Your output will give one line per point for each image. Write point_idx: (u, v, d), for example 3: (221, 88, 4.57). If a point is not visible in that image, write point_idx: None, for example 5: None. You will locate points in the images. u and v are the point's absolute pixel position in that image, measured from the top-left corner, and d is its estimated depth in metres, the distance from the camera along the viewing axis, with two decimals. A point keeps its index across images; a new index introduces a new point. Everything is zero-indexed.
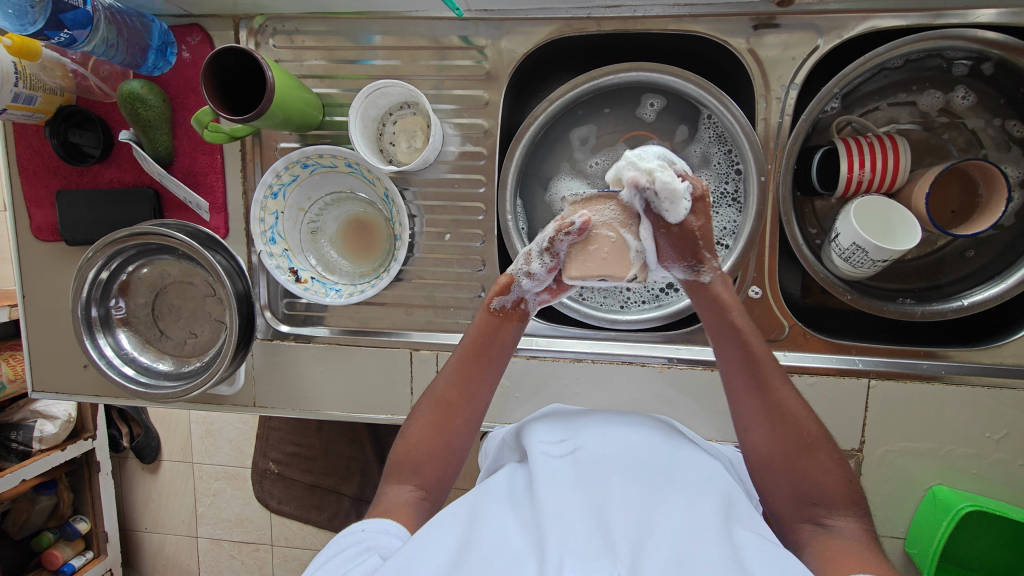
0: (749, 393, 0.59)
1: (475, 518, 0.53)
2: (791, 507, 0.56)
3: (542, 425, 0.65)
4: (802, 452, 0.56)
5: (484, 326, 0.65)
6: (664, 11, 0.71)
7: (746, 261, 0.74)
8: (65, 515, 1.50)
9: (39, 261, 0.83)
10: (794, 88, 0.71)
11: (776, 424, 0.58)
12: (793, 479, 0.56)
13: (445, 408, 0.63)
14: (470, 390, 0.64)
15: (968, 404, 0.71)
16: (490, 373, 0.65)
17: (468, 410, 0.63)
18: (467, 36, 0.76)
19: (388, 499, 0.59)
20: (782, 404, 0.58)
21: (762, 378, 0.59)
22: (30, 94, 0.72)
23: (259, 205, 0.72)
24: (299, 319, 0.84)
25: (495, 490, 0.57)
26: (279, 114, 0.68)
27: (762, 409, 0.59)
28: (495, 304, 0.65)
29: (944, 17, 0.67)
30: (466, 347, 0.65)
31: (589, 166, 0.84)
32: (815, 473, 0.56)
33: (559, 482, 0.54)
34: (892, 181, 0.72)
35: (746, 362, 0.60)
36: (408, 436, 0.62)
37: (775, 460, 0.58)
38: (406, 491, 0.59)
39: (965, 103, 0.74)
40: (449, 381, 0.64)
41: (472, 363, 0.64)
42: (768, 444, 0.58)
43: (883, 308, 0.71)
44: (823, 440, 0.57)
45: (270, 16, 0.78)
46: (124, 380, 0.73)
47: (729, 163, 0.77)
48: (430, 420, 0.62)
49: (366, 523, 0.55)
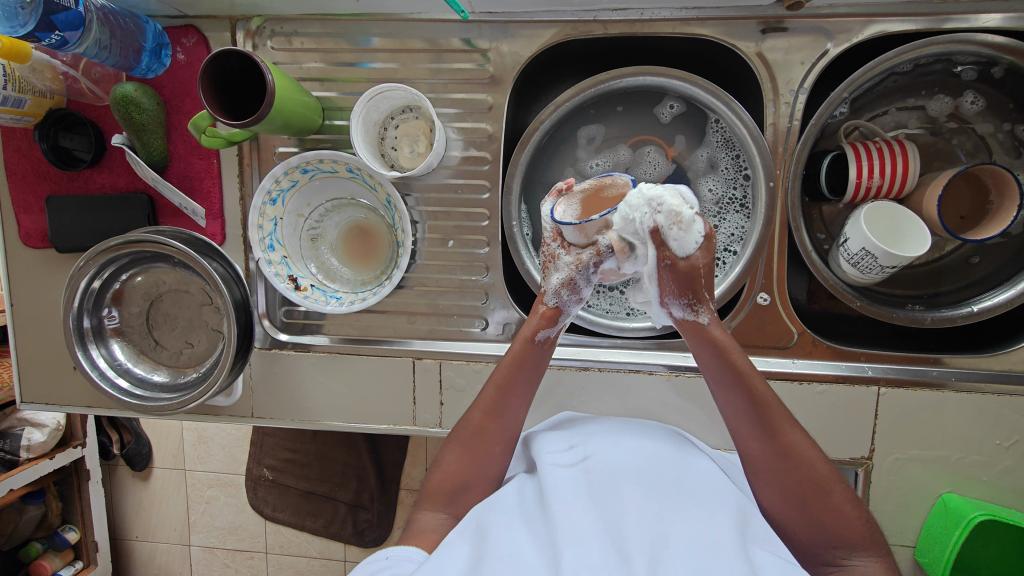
0: (754, 439, 0.56)
1: (485, 532, 0.51)
2: (807, 526, 0.55)
3: (550, 434, 0.64)
4: (820, 496, 0.54)
5: (522, 352, 0.62)
6: (671, 14, 0.70)
7: (755, 267, 0.73)
8: (53, 525, 1.47)
9: (28, 269, 0.81)
10: (803, 93, 0.70)
11: (786, 471, 0.55)
12: (810, 524, 0.54)
13: (479, 440, 0.61)
14: (501, 420, 0.61)
15: (978, 412, 0.71)
16: (521, 399, 0.62)
17: (497, 440, 0.61)
18: (470, 38, 0.74)
19: (418, 525, 0.58)
20: (791, 447, 0.55)
21: (766, 423, 0.55)
22: (19, 97, 0.69)
23: (257, 211, 0.70)
24: (298, 328, 0.82)
25: (504, 500, 0.56)
26: (278, 119, 0.66)
27: (770, 455, 0.55)
28: (539, 334, 0.62)
29: (952, 22, 0.67)
30: (500, 375, 0.62)
31: (588, 168, 0.83)
32: (835, 515, 0.54)
33: (570, 496, 0.53)
34: (901, 187, 0.71)
35: (750, 407, 0.56)
36: (447, 464, 0.61)
37: (792, 507, 0.55)
38: (439, 515, 0.58)
39: (973, 108, 0.73)
40: (481, 408, 0.62)
41: (505, 390, 0.62)
42: (781, 492, 0.55)
43: (893, 315, 0.70)
44: (837, 481, 0.55)
45: (268, 17, 0.76)
46: (118, 393, 0.71)
47: (737, 168, 0.77)
48: (462, 453, 0.61)
49: (389, 549, 0.53)
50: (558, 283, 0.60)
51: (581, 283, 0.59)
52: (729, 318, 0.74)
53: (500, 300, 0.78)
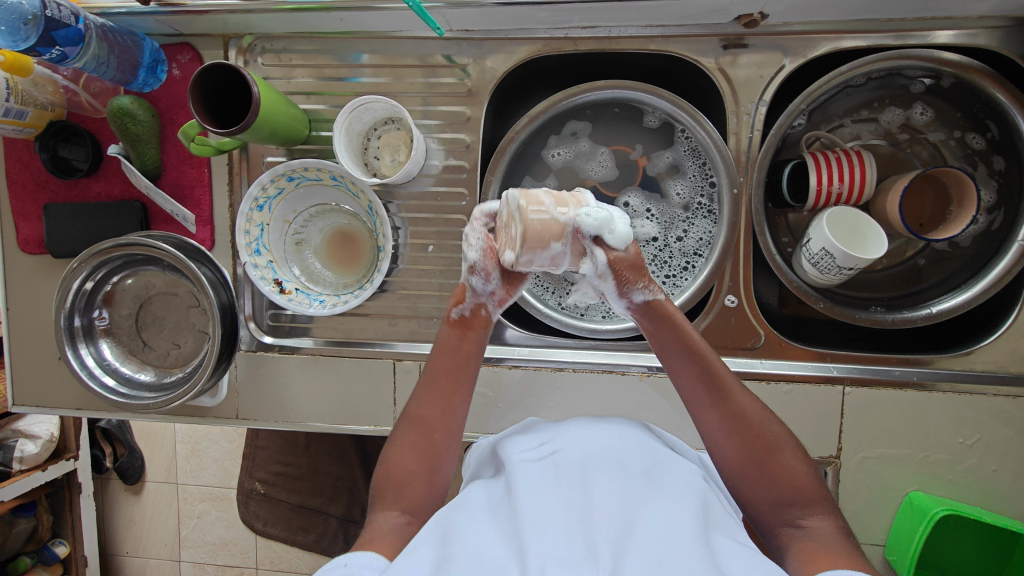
0: (709, 408, 0.57)
1: (450, 533, 0.51)
2: (771, 512, 0.55)
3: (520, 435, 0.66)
4: (767, 456, 0.56)
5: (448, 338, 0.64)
6: (637, 32, 0.74)
7: (722, 271, 0.76)
8: (43, 539, 1.47)
9: (24, 275, 0.84)
10: (763, 105, 0.74)
11: (742, 434, 0.56)
12: (763, 483, 0.55)
13: (423, 429, 0.62)
14: (444, 412, 0.63)
15: (941, 410, 0.73)
16: (460, 400, 0.63)
17: (442, 432, 0.62)
18: (450, 55, 0.78)
19: (375, 527, 0.58)
20: (740, 413, 0.57)
21: (716, 388, 0.57)
22: (21, 109, 0.73)
23: (244, 217, 0.73)
24: (284, 331, 0.84)
25: (472, 500, 0.56)
26: (264, 128, 0.69)
27: (725, 424, 0.57)
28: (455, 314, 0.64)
29: (902, 38, 0.70)
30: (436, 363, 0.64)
31: (549, 156, 0.86)
32: (786, 470, 0.55)
33: (535, 488, 0.54)
34: (860, 194, 0.74)
35: (696, 374, 0.57)
36: (389, 459, 0.62)
37: (749, 470, 0.56)
38: (389, 509, 0.59)
39: (924, 119, 0.77)
40: (423, 398, 0.63)
41: (443, 375, 0.63)
42: (736, 459, 0.56)
43: (855, 316, 0.72)
44: (787, 440, 0.57)
45: (259, 35, 0.80)
46: (105, 391, 0.73)
47: (703, 175, 0.80)
48: (409, 442, 0.62)
49: (349, 556, 0.53)
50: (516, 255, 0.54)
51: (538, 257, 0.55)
52: (698, 320, 0.77)
53: None
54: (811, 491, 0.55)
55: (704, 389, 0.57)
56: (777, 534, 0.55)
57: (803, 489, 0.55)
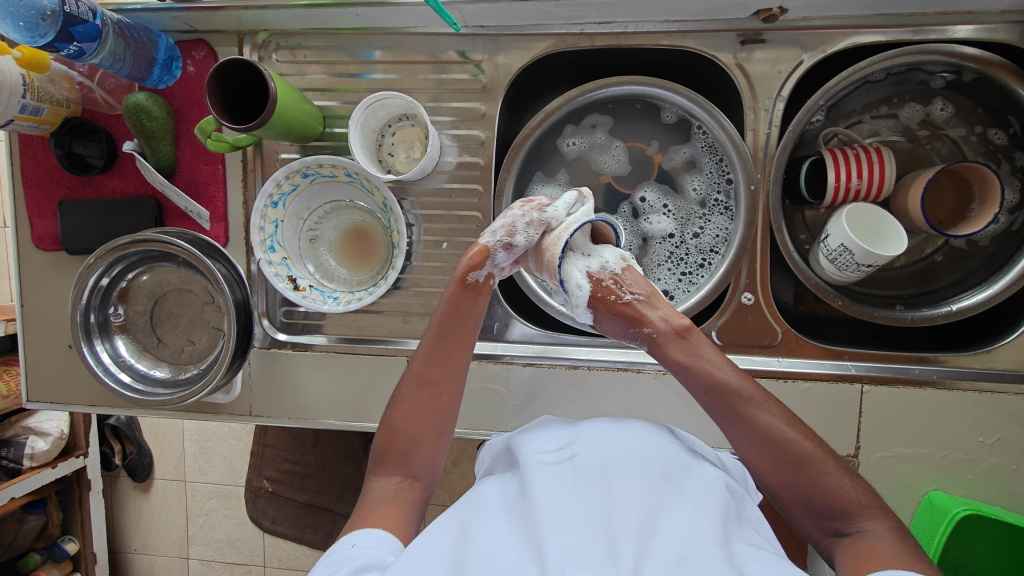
0: (737, 428, 0.57)
1: (467, 531, 0.51)
2: (816, 524, 0.55)
3: (535, 436, 0.64)
4: (805, 467, 0.55)
5: (458, 298, 0.64)
6: (654, 27, 0.74)
7: (738, 269, 0.75)
8: (53, 536, 1.48)
9: (39, 271, 0.84)
10: (781, 100, 0.73)
11: (774, 449, 0.55)
12: (805, 496, 0.55)
13: (430, 390, 0.63)
14: (446, 369, 0.63)
15: (960, 409, 0.72)
16: (462, 347, 0.64)
17: (446, 390, 0.63)
18: (464, 51, 0.78)
19: (374, 495, 0.59)
20: (767, 429, 0.56)
21: (740, 409, 0.56)
22: (38, 105, 0.74)
23: (259, 213, 0.73)
24: (297, 328, 0.85)
25: (488, 499, 0.56)
26: (280, 124, 0.69)
27: (755, 444, 0.56)
28: (469, 277, 0.64)
29: (923, 33, 0.70)
30: (439, 323, 0.64)
31: (563, 146, 0.85)
32: (822, 479, 0.54)
33: (554, 491, 0.53)
34: (879, 191, 0.74)
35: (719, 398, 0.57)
36: (393, 423, 0.62)
37: (786, 483, 0.55)
38: (395, 481, 0.60)
39: (944, 115, 0.76)
40: (423, 360, 0.63)
41: (443, 338, 0.63)
42: (771, 474, 0.56)
43: (874, 314, 0.72)
44: (823, 450, 0.55)
45: (273, 32, 0.80)
46: (120, 387, 0.73)
47: (720, 171, 0.80)
48: (416, 403, 0.62)
49: (356, 536, 0.53)
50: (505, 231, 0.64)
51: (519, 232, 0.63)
52: (714, 317, 0.76)
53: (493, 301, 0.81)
54: (857, 497, 0.53)
55: (725, 410, 0.57)
56: (828, 542, 0.55)
57: (847, 497, 0.53)
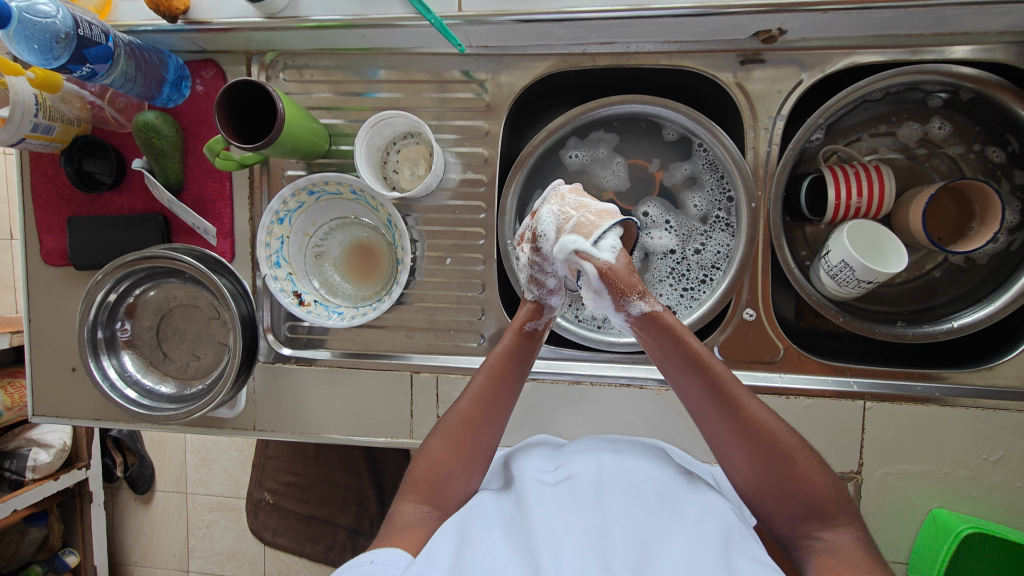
0: (719, 421, 0.56)
1: (465, 540, 0.51)
2: (790, 525, 0.55)
3: (532, 456, 0.66)
4: (783, 466, 0.54)
5: (513, 343, 0.66)
6: (655, 48, 0.75)
7: (740, 285, 0.76)
8: (54, 548, 1.47)
9: (47, 287, 0.85)
10: (780, 119, 0.74)
11: (752, 446, 0.55)
12: (779, 494, 0.54)
13: (471, 432, 0.63)
14: (489, 413, 0.64)
15: (962, 425, 0.72)
16: (508, 396, 0.65)
17: (486, 433, 0.63)
18: (468, 70, 0.79)
19: (399, 520, 0.58)
20: (752, 423, 0.55)
21: (727, 401, 0.55)
22: (49, 124, 0.75)
23: (266, 230, 0.74)
24: (301, 343, 0.85)
25: (485, 512, 0.56)
26: (287, 142, 0.70)
27: (731, 431, 0.55)
28: (526, 326, 0.66)
29: (920, 54, 0.71)
30: (491, 365, 0.66)
31: (566, 157, 0.86)
32: (796, 475, 0.54)
33: (547, 510, 0.54)
34: (879, 208, 0.74)
35: (707, 389, 0.55)
36: (429, 458, 0.62)
37: (761, 483, 0.55)
38: (418, 508, 0.59)
39: (942, 133, 0.77)
40: (471, 400, 0.64)
41: (494, 382, 0.65)
42: (744, 464, 0.56)
43: (875, 330, 0.72)
44: (803, 451, 0.55)
45: (281, 52, 0.81)
46: (127, 403, 0.73)
47: (721, 189, 0.81)
48: (456, 443, 0.62)
49: (374, 553, 0.53)
50: (527, 280, 0.67)
51: (543, 276, 0.64)
52: (715, 334, 0.77)
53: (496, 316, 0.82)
54: (830, 500, 0.54)
55: (713, 401, 0.55)
56: (797, 543, 0.55)
57: (821, 498, 0.54)
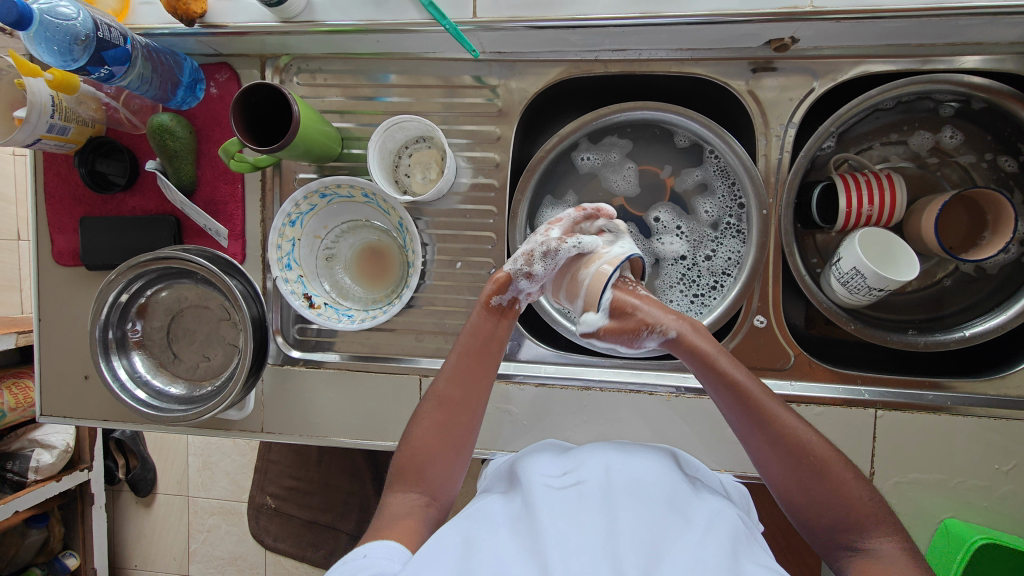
0: (755, 435, 0.57)
1: (471, 543, 0.51)
2: (829, 539, 0.55)
3: (538, 459, 0.65)
4: (821, 479, 0.55)
5: (482, 321, 0.66)
6: (667, 55, 0.75)
7: (751, 291, 0.76)
8: (54, 551, 1.46)
9: (58, 287, 0.85)
10: (792, 127, 0.75)
11: (790, 459, 0.56)
12: (819, 506, 0.55)
13: (449, 409, 0.64)
14: (466, 390, 0.64)
15: (975, 435, 0.71)
16: (484, 373, 0.65)
17: (464, 410, 0.64)
18: (480, 76, 0.80)
19: (391, 510, 0.60)
20: (787, 436, 0.56)
21: (763, 415, 0.57)
22: (64, 125, 0.75)
23: (277, 232, 0.74)
24: (310, 345, 0.85)
25: (491, 517, 0.55)
26: (301, 146, 0.71)
27: (769, 448, 0.57)
28: (494, 301, 0.65)
29: (931, 63, 0.71)
30: (465, 345, 0.66)
31: (578, 159, 0.86)
32: (834, 485, 0.55)
33: (557, 512, 0.54)
34: (890, 216, 0.75)
35: (740, 402, 0.58)
36: (413, 440, 0.63)
37: (802, 497, 0.56)
38: (411, 498, 0.61)
39: (954, 142, 0.78)
40: (446, 378, 0.65)
41: (468, 358, 0.65)
42: (785, 482, 0.57)
43: (886, 338, 0.72)
44: (841, 464, 0.56)
45: (295, 56, 0.82)
46: (137, 404, 0.73)
47: (732, 195, 0.80)
48: (436, 422, 0.63)
49: (368, 547, 0.54)
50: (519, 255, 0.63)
51: (539, 260, 0.63)
52: (726, 340, 0.77)
53: None
54: (870, 514, 0.54)
55: (747, 413, 0.57)
56: (838, 556, 0.55)
57: (859, 510, 0.54)
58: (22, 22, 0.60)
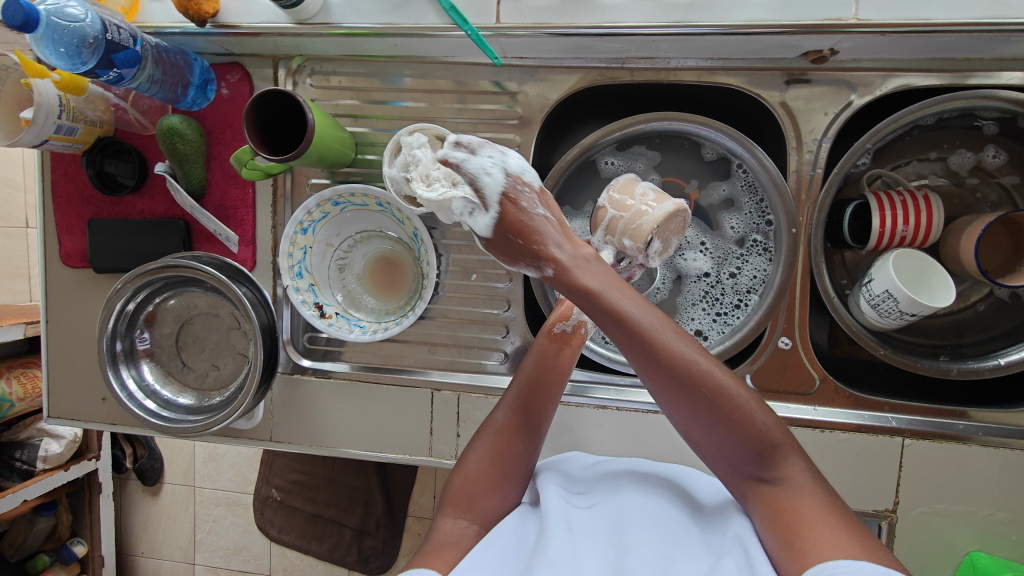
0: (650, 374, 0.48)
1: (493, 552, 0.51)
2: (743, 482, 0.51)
3: (556, 473, 0.64)
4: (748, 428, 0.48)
5: (544, 348, 0.64)
6: (697, 64, 0.72)
7: (776, 312, 0.73)
8: (62, 538, 1.48)
9: (65, 288, 0.84)
10: (826, 142, 0.72)
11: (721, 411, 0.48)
12: (738, 451, 0.49)
13: (509, 437, 0.61)
14: (527, 418, 0.62)
15: (1008, 467, 0.69)
16: (548, 400, 0.63)
17: (524, 439, 0.61)
18: (499, 81, 0.77)
19: (441, 536, 0.56)
20: (692, 377, 0.47)
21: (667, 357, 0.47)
22: (72, 126, 0.73)
23: (288, 240, 0.72)
24: (319, 354, 0.84)
25: (510, 531, 0.55)
26: (315, 154, 0.68)
27: (685, 399, 0.48)
28: (556, 328, 0.65)
29: (975, 78, 0.68)
30: (526, 373, 0.64)
31: (601, 166, 0.83)
32: (743, 428, 0.48)
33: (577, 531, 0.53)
34: (925, 238, 0.71)
35: (629, 339, 0.47)
36: (467, 469, 0.61)
37: (733, 444, 0.49)
38: (461, 525, 0.57)
39: (996, 162, 0.74)
40: (509, 406, 0.63)
41: (533, 386, 0.63)
42: (704, 428, 0.49)
43: (918, 365, 0.69)
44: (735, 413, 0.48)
45: (308, 57, 0.79)
46: (146, 415, 0.72)
47: (759, 211, 0.78)
48: (492, 450, 0.61)
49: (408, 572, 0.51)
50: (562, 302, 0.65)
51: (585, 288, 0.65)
52: (747, 362, 0.75)
53: (520, 334, 0.80)
54: (793, 468, 0.49)
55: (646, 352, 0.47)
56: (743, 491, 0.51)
57: (787, 464, 0.49)
58: (28, 25, 0.57)
